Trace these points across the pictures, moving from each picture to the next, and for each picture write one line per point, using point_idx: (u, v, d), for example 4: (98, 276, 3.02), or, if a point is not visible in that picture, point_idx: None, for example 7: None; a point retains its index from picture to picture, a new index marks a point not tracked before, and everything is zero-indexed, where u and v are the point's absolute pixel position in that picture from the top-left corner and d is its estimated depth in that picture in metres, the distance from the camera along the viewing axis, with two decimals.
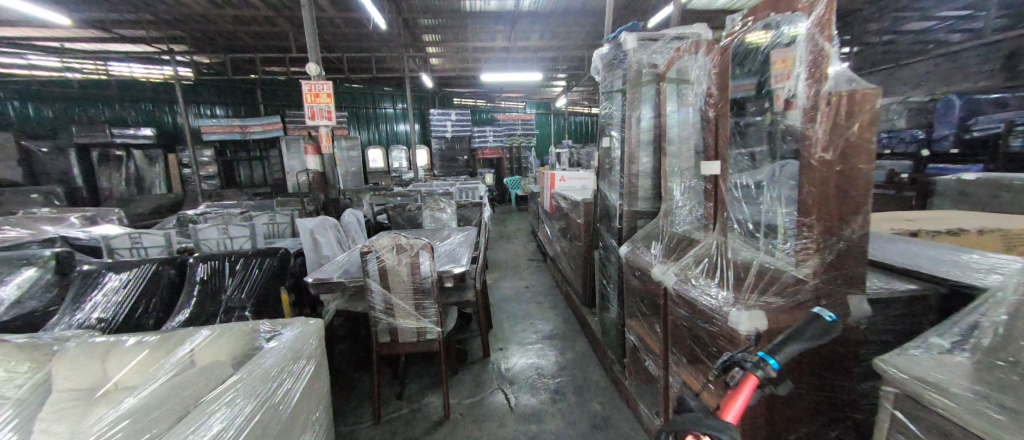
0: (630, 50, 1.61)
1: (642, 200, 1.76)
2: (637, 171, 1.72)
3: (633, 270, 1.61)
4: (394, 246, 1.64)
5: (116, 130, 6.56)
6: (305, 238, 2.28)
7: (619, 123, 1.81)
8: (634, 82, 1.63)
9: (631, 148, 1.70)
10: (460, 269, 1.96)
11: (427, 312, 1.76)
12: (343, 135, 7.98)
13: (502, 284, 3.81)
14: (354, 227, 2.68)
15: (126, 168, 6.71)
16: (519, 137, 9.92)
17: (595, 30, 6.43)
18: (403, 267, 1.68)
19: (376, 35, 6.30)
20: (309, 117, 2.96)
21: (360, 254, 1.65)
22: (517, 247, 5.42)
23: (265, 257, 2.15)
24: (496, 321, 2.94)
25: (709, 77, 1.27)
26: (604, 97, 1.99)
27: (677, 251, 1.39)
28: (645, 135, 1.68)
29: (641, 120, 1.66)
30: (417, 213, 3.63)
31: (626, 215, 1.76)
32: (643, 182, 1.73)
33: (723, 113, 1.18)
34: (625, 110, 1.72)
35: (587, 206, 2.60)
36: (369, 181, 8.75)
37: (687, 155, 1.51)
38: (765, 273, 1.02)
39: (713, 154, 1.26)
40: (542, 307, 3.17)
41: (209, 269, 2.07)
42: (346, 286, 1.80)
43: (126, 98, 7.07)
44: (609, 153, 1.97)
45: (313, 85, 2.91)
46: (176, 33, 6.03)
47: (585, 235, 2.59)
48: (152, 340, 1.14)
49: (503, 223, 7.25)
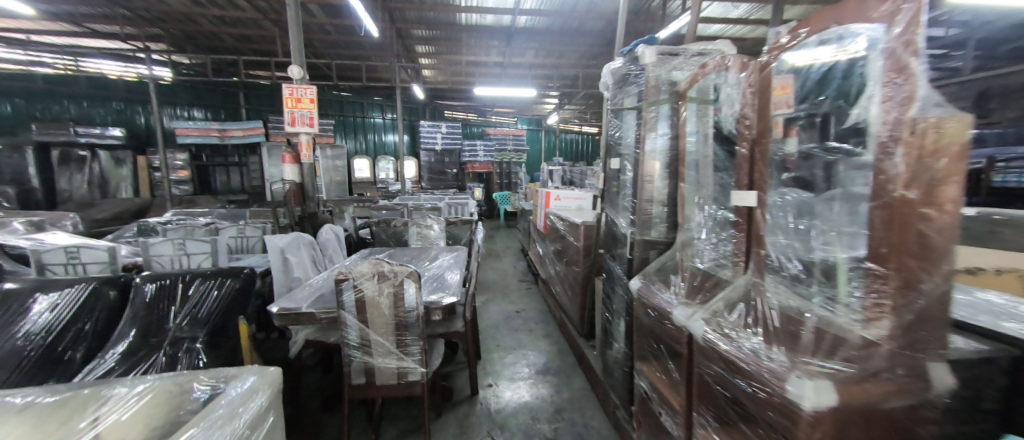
0: (648, 65, 1.46)
1: (656, 228, 1.59)
2: (651, 196, 1.56)
3: (646, 309, 1.43)
4: (374, 274, 1.39)
5: (81, 129, 6.07)
6: (273, 256, 1.95)
7: (631, 143, 1.66)
8: (651, 99, 1.49)
9: (645, 170, 1.55)
10: (450, 299, 1.73)
11: (410, 350, 1.52)
12: (327, 143, 7.71)
13: (491, 307, 3.59)
14: (331, 245, 2.41)
15: (90, 169, 6.26)
16: (510, 153, 9.74)
17: (589, 50, 6.46)
18: (384, 298, 1.44)
19: (367, 44, 6.17)
20: (288, 123, 2.72)
21: (335, 283, 1.40)
22: (506, 266, 5.21)
23: (226, 278, 1.86)
24: (486, 351, 2.70)
25: (745, 96, 1.12)
26: (612, 115, 1.86)
27: (703, 291, 1.23)
28: (661, 158, 1.53)
29: (656, 141, 1.52)
30: (403, 230, 3.40)
31: (638, 243, 1.60)
32: (657, 209, 1.57)
33: (762, 139, 1.04)
34: (640, 129, 1.57)
35: (587, 228, 2.44)
36: (354, 192, 8.44)
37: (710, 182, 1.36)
38: (826, 331, 0.85)
39: (747, 184, 1.12)
40: (534, 335, 2.96)
41: (156, 289, 1.78)
42: (317, 318, 1.54)
43: (96, 95, 6.63)
44: (618, 175, 1.82)
45: (295, 89, 2.70)
46: (154, 31, 5.77)
47: (585, 260, 2.41)
48: (48, 404, 0.88)
49: (492, 240, 7.04)
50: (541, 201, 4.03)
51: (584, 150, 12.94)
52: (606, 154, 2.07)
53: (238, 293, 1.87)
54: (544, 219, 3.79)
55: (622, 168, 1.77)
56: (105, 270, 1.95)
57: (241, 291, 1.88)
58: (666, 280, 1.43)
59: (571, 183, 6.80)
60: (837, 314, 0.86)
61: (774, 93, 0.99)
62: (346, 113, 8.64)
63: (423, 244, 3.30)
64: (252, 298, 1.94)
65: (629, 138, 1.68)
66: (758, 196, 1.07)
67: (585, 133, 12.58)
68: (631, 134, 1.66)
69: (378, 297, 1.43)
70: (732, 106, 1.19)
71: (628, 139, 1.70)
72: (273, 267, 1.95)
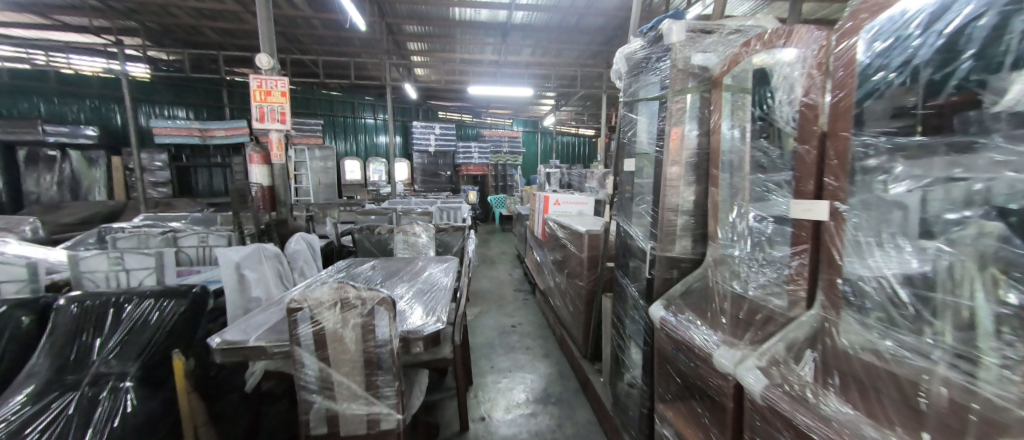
0: (675, 44, 1.21)
1: (681, 241, 1.32)
2: (673, 205, 1.30)
3: (675, 344, 1.16)
4: (336, 303, 1.12)
5: (50, 127, 5.65)
6: (227, 273, 1.63)
7: (653, 142, 1.41)
8: (678, 86, 1.23)
9: (668, 174, 1.29)
10: (435, 326, 1.45)
11: (384, 393, 1.23)
12: (315, 144, 7.39)
13: (485, 322, 3.30)
14: (301, 257, 2.12)
15: (60, 170, 5.87)
16: (506, 155, 9.48)
17: (588, 48, 6.24)
18: (349, 331, 1.15)
19: (357, 40, 5.90)
20: (257, 119, 2.44)
21: (287, 313, 1.12)
22: (502, 274, 4.95)
23: (170, 299, 1.59)
24: (477, 375, 2.42)
25: (811, 78, 0.86)
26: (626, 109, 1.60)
27: (753, 328, 0.97)
28: (690, 158, 1.27)
29: (684, 139, 1.26)
30: (388, 237, 3.13)
31: (659, 259, 1.33)
32: (683, 219, 1.31)
33: (839, 133, 0.78)
34: (663, 125, 1.32)
35: (592, 237, 2.18)
36: (344, 194, 8.10)
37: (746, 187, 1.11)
38: (969, 410, 0.59)
39: (814, 192, 0.86)
40: (533, 355, 2.68)
41: (84, 311, 1.50)
42: (267, 353, 1.23)
43: (68, 92, 6.15)
44: (634, 179, 1.56)
45: (265, 81, 2.41)
46: (128, 24, 5.46)
47: (589, 273, 2.16)
48: None
49: (487, 244, 6.77)
50: (540, 206, 3.77)
51: (582, 153, 12.71)
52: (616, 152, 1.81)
53: (186, 317, 1.61)
54: (543, 225, 3.54)
55: (642, 171, 1.51)
56: (22, 289, 1.65)
57: (189, 314, 1.63)
58: (699, 308, 1.17)
59: (569, 186, 6.56)
60: (985, 384, 0.58)
61: (849, 78, 0.76)
62: (336, 113, 8.35)
63: (410, 253, 3.00)
64: (201, 323, 1.65)
65: (651, 135, 1.42)
66: (832, 207, 0.81)
67: (582, 135, 12.36)
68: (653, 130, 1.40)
69: (340, 329, 1.14)
70: (788, 94, 0.94)
71: (649, 137, 1.44)
72: (228, 284, 1.64)
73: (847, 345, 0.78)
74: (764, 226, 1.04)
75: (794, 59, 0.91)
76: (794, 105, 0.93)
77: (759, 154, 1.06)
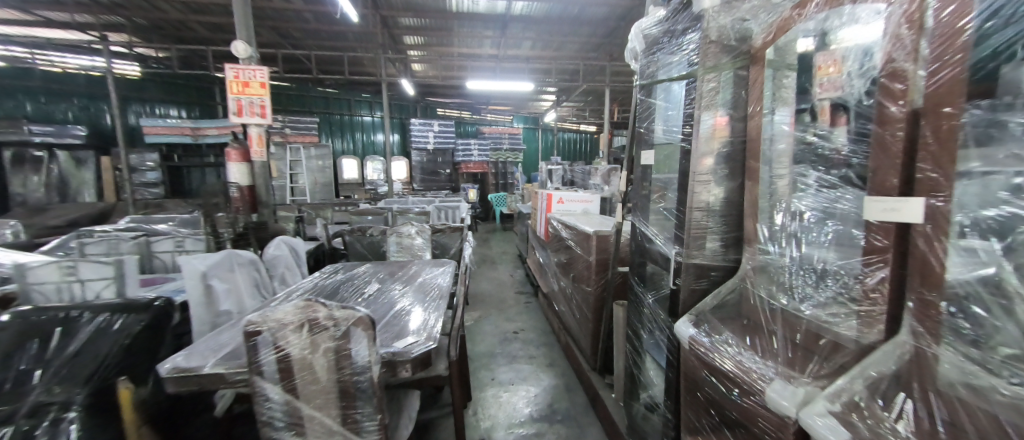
0: (709, 11, 1.02)
1: (711, 245, 1.13)
2: (703, 204, 1.11)
3: (705, 370, 0.97)
4: (303, 324, 0.94)
5: (36, 127, 5.42)
6: (193, 283, 1.45)
7: (679, 131, 1.22)
8: (712, 62, 1.04)
9: (695, 167, 1.11)
10: (425, 347, 1.25)
11: (363, 428, 1.04)
12: (311, 143, 7.21)
13: (486, 328, 3.13)
14: (282, 263, 1.95)
15: (48, 171, 5.60)
16: (505, 152, 9.24)
17: (590, 40, 6.03)
18: (319, 358, 0.96)
19: (351, 33, 5.70)
20: (234, 112, 2.26)
21: (244, 337, 0.94)
22: (503, 275, 4.77)
23: (129, 314, 1.43)
24: (476, 389, 2.25)
25: (895, 36, 0.67)
26: (642, 94, 1.43)
27: (815, 358, 0.78)
28: (723, 149, 1.09)
29: (719, 126, 1.08)
30: (380, 239, 2.94)
31: (689, 267, 1.14)
32: (715, 221, 1.12)
33: (941, 111, 0.60)
34: (689, 109, 1.13)
35: (600, 238, 1.99)
36: (340, 193, 7.85)
37: (789, 177, 0.95)
38: None
39: (905, 185, 0.67)
40: (537, 364, 2.52)
41: (20, 330, 1.30)
42: (227, 381, 1.04)
43: (54, 90, 5.90)
44: (653, 173, 1.38)
45: (241, 71, 2.23)
46: (114, 19, 5.24)
47: (597, 279, 1.98)
48: None
49: (488, 244, 6.58)
50: (541, 205, 3.59)
51: (583, 150, 12.52)
52: (630, 143, 1.64)
53: (146, 333, 1.46)
54: (545, 225, 3.36)
55: (667, 163, 1.32)
56: None
57: (151, 329, 1.47)
58: (738, 326, 0.98)
59: (571, 184, 6.37)
60: None
61: (956, 38, 0.58)
62: (332, 111, 8.15)
63: (404, 256, 2.82)
64: (163, 338, 1.52)
65: (675, 123, 1.25)
66: (929, 205, 0.62)
67: (583, 131, 12.17)
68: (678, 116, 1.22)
69: (308, 356, 0.95)
70: (818, 83, 0.87)
71: (674, 124, 1.26)
72: (193, 297, 1.44)
73: (949, 385, 0.60)
74: (823, 231, 0.85)
75: (829, 43, 0.84)
76: (833, 92, 0.84)
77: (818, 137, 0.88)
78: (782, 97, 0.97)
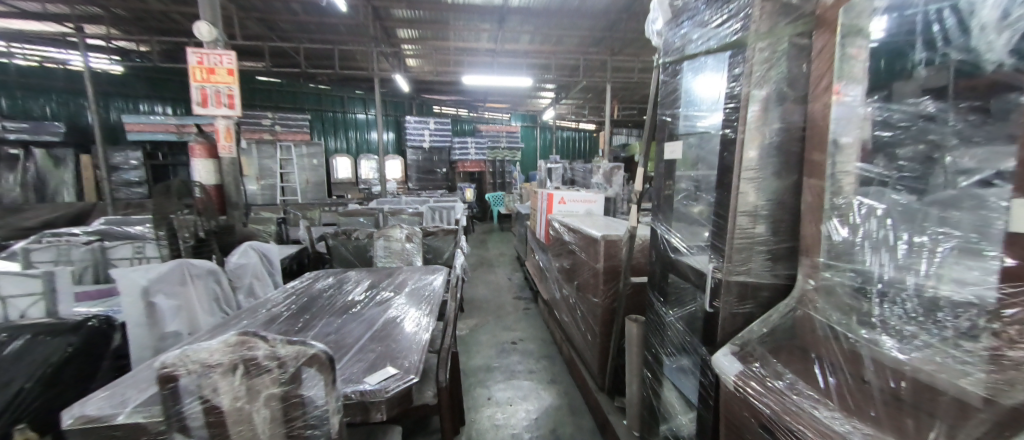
0: None
1: (757, 258, 0.95)
2: (749, 208, 0.93)
3: (755, 421, 0.74)
4: (236, 366, 0.71)
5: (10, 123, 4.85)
6: (131, 301, 1.28)
7: (721, 115, 1.03)
8: (770, 26, 0.85)
9: (737, 162, 0.92)
10: (406, 380, 1.02)
11: None
12: (303, 141, 6.94)
13: (484, 338, 2.92)
14: (251, 271, 1.76)
15: (24, 169, 5.00)
16: (503, 151, 9.01)
17: (591, 34, 5.83)
18: (263, 411, 0.74)
19: (343, 26, 5.45)
20: (199, 102, 2.19)
21: (159, 384, 0.71)
22: (501, 277, 4.58)
23: (58, 333, 1.20)
24: (471, 410, 2.05)
25: None
26: (669, 69, 1.27)
27: (927, 424, 0.56)
28: (774, 140, 0.90)
29: (764, 112, 0.89)
30: (367, 243, 2.72)
31: (732, 284, 0.95)
32: (762, 229, 0.93)
33: None
34: (733, 88, 0.94)
35: (608, 243, 1.79)
36: (334, 193, 7.68)
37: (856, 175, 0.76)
38: None
39: None
40: (539, 381, 2.32)
41: None
42: (149, 434, 0.81)
43: (30, 86, 5.40)
44: (678, 170, 1.24)
45: (206, 56, 2.15)
46: (91, 10, 4.80)
47: (605, 289, 1.80)
48: None
49: (485, 245, 6.37)
50: (541, 205, 3.38)
51: (581, 148, 12.33)
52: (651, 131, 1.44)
53: (83, 355, 1.24)
54: (546, 227, 3.16)
55: (709, 159, 1.13)
56: None
57: (88, 350, 1.25)
58: (796, 361, 0.78)
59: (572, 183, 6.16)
60: None
61: None
62: (325, 108, 7.90)
63: (393, 262, 2.59)
64: (103, 359, 1.30)
65: (708, 106, 1.10)
66: None
67: (582, 129, 12.01)
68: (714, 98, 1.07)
69: (241, 410, 0.72)
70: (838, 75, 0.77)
71: (705, 110, 1.11)
72: (131, 317, 1.28)
73: None
74: (929, 262, 0.65)
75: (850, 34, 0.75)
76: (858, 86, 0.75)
77: (930, 110, 0.67)
78: (847, 70, 0.77)
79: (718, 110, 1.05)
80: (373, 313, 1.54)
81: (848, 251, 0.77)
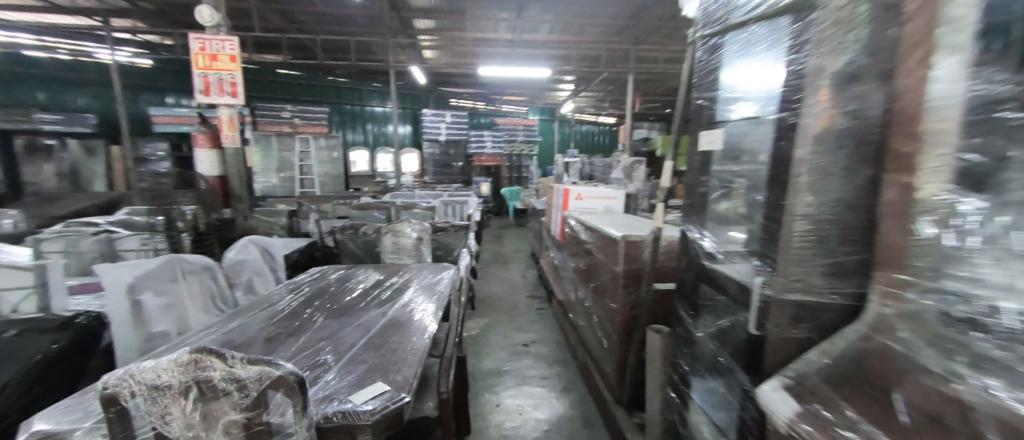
0: None
1: (816, 271, 0.78)
2: (807, 212, 0.77)
3: None
4: (189, 388, 0.60)
5: (44, 115, 5.08)
6: (117, 298, 1.32)
7: (772, 96, 0.87)
8: None
9: (796, 155, 0.77)
10: (396, 400, 0.89)
11: None
12: (321, 134, 7.00)
13: (495, 338, 2.81)
14: (248, 267, 1.84)
15: (60, 160, 5.17)
16: (520, 144, 8.88)
17: (614, 23, 5.55)
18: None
19: (359, 16, 5.38)
20: (203, 90, 2.34)
21: (103, 407, 0.59)
22: (515, 275, 4.46)
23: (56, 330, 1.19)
24: (478, 417, 1.95)
25: None
26: (708, 43, 1.10)
27: None
28: (846, 125, 0.72)
29: (827, 98, 0.72)
30: (376, 239, 2.64)
31: (783, 303, 0.80)
32: (822, 238, 0.77)
33: None
34: (803, 64, 0.76)
35: (629, 244, 1.62)
36: (351, 186, 7.71)
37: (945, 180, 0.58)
38: None
39: None
40: (552, 387, 2.19)
41: None
42: None
43: (67, 80, 5.58)
44: (714, 165, 1.09)
45: (209, 44, 2.31)
46: (117, 3, 4.86)
47: (625, 295, 1.64)
48: None
49: (500, 241, 6.26)
50: (558, 201, 3.22)
51: (600, 142, 12.02)
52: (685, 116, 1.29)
53: (73, 352, 1.22)
54: (562, 224, 3.02)
55: (755, 151, 0.95)
56: None
57: (79, 347, 1.24)
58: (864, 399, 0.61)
59: (590, 179, 5.95)
60: None
61: None
62: (343, 100, 7.92)
63: (401, 258, 2.50)
64: (93, 356, 1.29)
65: (751, 84, 0.94)
66: None
67: (601, 123, 11.68)
68: (762, 74, 0.90)
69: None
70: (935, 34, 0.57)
71: (745, 94, 0.96)
72: (116, 316, 1.31)
73: None
74: None
75: None
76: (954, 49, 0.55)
77: None
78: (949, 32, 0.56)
79: (767, 90, 0.89)
80: (374, 316, 1.44)
81: (950, 264, 0.57)
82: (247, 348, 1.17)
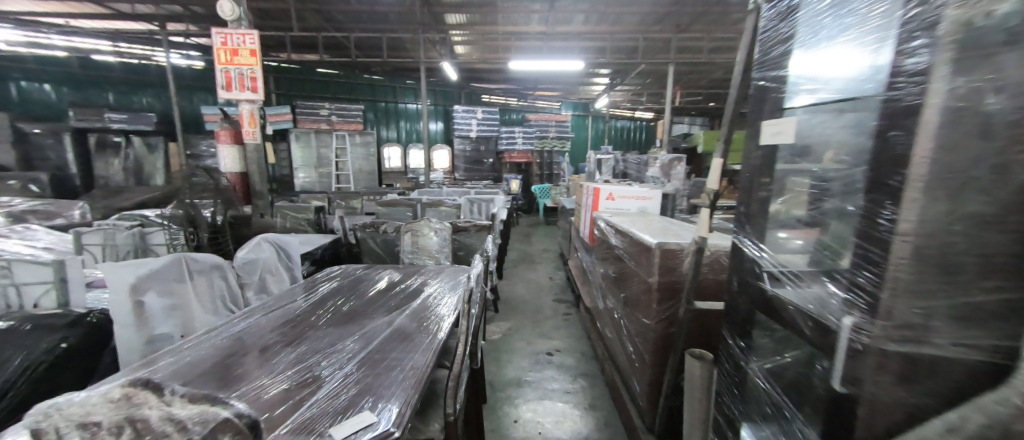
0: None
1: (938, 314, 0.55)
2: (929, 232, 0.54)
3: None
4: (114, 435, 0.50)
5: (113, 114, 5.53)
6: (121, 297, 1.50)
7: (868, 68, 0.65)
8: None
9: (908, 151, 0.54)
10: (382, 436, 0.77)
11: None
12: (356, 131, 7.16)
13: (518, 344, 2.67)
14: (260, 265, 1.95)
15: (125, 155, 5.62)
16: (552, 141, 8.65)
17: (654, 10, 5.17)
18: None
19: (392, 13, 5.39)
20: (226, 84, 2.60)
21: None
22: (541, 276, 4.29)
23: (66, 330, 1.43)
24: (494, 433, 1.82)
25: None
26: (778, 7, 0.88)
27: None
28: (997, 106, 0.49)
29: (967, 67, 0.49)
30: (396, 238, 2.58)
31: (888, 356, 0.57)
32: (949, 268, 0.54)
33: None
34: (924, 21, 0.53)
35: (666, 253, 1.40)
36: (384, 182, 7.86)
37: None
38: None
39: None
40: (576, 404, 2.02)
41: None
42: None
43: (134, 82, 6.10)
44: (779, 164, 0.87)
45: (230, 38, 2.53)
46: (173, 9, 5.18)
47: (660, 311, 1.44)
48: None
49: (528, 240, 6.10)
50: (587, 201, 3.00)
51: (636, 139, 11.49)
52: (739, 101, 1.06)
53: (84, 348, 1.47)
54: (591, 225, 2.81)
55: (840, 147, 0.72)
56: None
57: (88, 344, 1.48)
58: None
59: (625, 177, 5.63)
60: None
61: None
62: (378, 98, 8.07)
63: (420, 258, 2.43)
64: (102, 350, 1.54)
65: (834, 55, 0.72)
66: None
67: (637, 118, 11.15)
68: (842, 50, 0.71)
69: None
70: None
71: (827, 65, 0.74)
72: (120, 315, 1.50)
73: None
74: None
75: None
76: None
77: None
78: None
79: (847, 67, 0.69)
80: (378, 325, 1.34)
81: None
82: (241, 358, 1.10)
